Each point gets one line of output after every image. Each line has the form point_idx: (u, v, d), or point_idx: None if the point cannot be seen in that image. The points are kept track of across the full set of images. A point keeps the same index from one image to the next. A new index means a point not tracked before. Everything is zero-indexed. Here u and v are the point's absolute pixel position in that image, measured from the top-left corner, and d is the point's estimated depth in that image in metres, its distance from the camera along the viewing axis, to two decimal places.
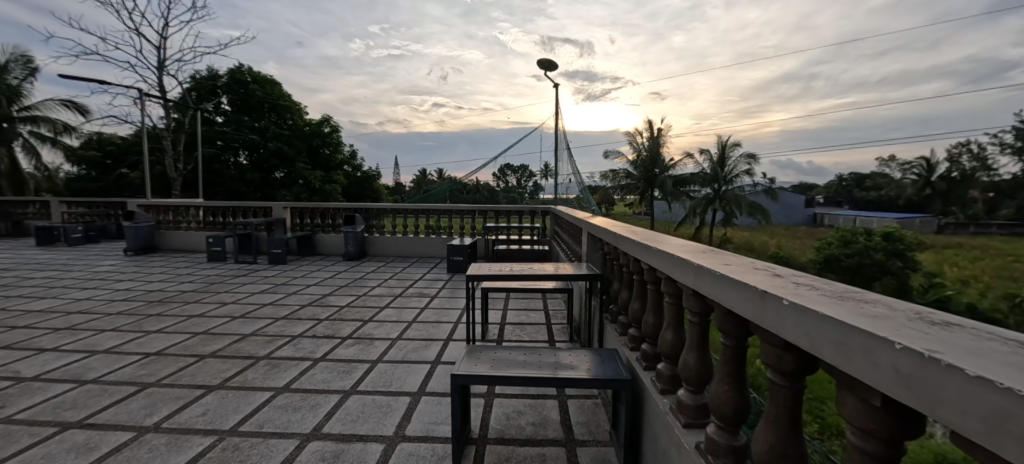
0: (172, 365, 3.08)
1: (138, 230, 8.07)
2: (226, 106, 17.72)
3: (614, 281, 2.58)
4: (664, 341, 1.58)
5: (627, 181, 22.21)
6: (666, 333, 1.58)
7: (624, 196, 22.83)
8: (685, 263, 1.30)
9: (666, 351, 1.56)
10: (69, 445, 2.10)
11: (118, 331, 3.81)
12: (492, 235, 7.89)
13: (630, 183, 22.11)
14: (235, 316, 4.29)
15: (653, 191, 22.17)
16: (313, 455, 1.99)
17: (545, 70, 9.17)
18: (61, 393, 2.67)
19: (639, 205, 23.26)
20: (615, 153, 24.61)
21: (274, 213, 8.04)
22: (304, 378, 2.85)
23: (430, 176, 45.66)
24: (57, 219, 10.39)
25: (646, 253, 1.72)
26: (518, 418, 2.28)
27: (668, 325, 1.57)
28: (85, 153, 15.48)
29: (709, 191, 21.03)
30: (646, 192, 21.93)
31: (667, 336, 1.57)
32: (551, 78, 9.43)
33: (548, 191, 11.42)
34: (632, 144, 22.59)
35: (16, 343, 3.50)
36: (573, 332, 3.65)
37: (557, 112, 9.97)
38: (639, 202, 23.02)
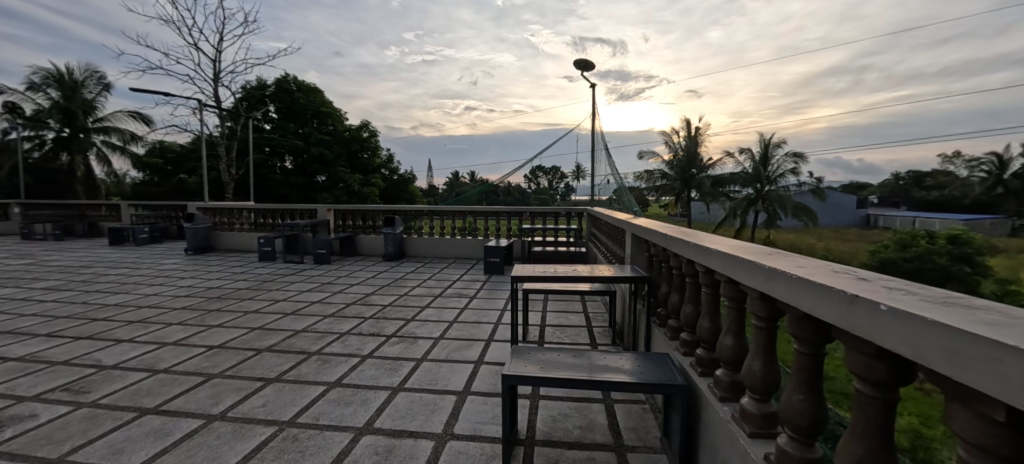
0: (233, 358, 3.27)
1: (196, 231, 8.63)
2: (273, 113, 18.69)
3: (662, 283, 2.53)
4: (723, 346, 1.54)
5: (663, 182, 22.38)
6: (725, 338, 1.54)
7: (659, 197, 23.08)
8: (753, 266, 1.24)
9: (725, 357, 1.53)
10: (145, 430, 2.26)
11: (183, 325, 4.09)
12: (529, 236, 7.90)
13: (666, 183, 22.26)
14: (287, 312, 4.52)
15: (690, 192, 22.14)
16: (367, 448, 2.05)
17: (581, 71, 9.12)
18: (136, 381, 2.88)
19: (675, 206, 23.31)
20: (649, 154, 24.35)
21: (318, 214, 8.44)
22: (353, 374, 2.95)
23: (462, 179, 46.73)
24: (125, 220, 11.27)
25: (700, 255, 1.68)
26: (564, 421, 2.25)
27: (727, 330, 1.53)
28: (149, 160, 16.81)
29: (751, 191, 20.20)
30: (683, 193, 21.97)
31: (727, 341, 1.53)
32: (587, 78, 9.32)
33: (584, 192, 11.40)
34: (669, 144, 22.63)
35: (97, 334, 3.83)
36: (616, 336, 3.58)
37: (594, 112, 9.86)
38: (675, 204, 23.06)
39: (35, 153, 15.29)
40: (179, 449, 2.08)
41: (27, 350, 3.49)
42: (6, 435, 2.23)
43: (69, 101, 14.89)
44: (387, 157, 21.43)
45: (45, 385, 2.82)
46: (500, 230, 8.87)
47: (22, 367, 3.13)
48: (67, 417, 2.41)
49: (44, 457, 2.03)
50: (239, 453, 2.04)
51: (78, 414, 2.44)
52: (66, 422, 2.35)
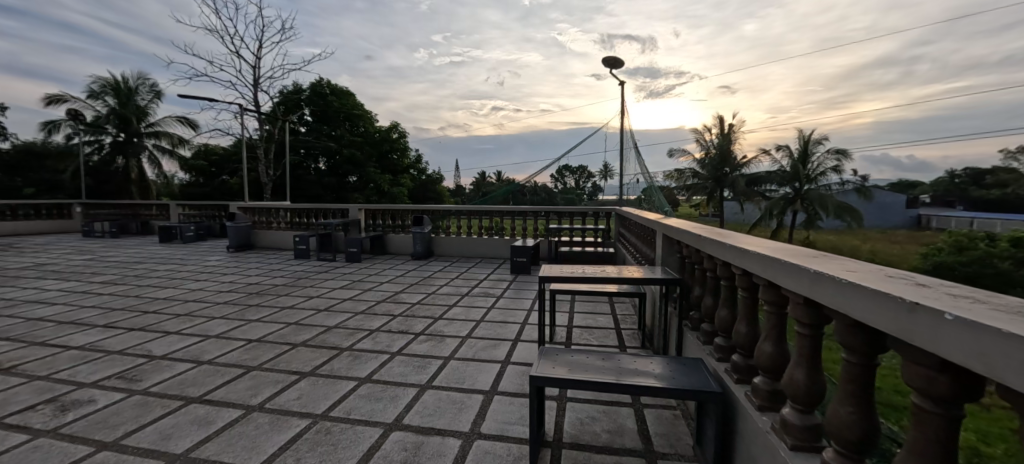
0: (271, 351, 3.43)
1: (237, 229, 9.10)
2: (308, 117, 19.44)
3: (695, 286, 2.46)
4: (762, 353, 1.48)
5: (694, 181, 22.35)
6: (763, 345, 1.48)
7: (690, 197, 23.06)
8: (797, 270, 1.18)
9: (764, 364, 1.46)
10: (190, 418, 2.41)
11: (225, 319, 4.33)
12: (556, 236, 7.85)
13: (698, 183, 22.20)
14: (320, 308, 4.70)
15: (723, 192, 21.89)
16: (396, 444, 2.10)
17: (610, 68, 8.97)
18: (183, 371, 3.06)
19: (707, 207, 23.09)
20: (679, 152, 23.71)
21: (350, 214, 8.71)
22: (383, 370, 3.03)
23: (488, 179, 47.13)
24: (174, 219, 12.03)
25: (737, 257, 1.62)
26: (593, 424, 2.22)
27: (766, 336, 1.46)
28: (196, 163, 17.85)
29: (788, 190, 19.29)
30: (715, 193, 21.80)
31: (765, 347, 1.47)
32: (616, 75, 9.15)
33: (612, 192, 11.24)
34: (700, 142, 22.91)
35: (148, 326, 4.11)
36: (645, 339, 3.51)
37: (623, 110, 9.68)
38: (706, 204, 22.80)
39: (95, 157, 16.56)
40: (221, 438, 2.19)
41: (88, 339, 3.78)
42: (68, 418, 2.43)
43: (124, 108, 15.95)
44: (415, 157, 21.94)
45: (102, 373, 3.05)
46: (527, 230, 8.86)
47: (82, 355, 3.40)
48: (121, 403, 2.60)
49: (101, 440, 2.19)
50: (276, 443, 2.13)
51: (131, 401, 2.62)
52: (120, 408, 2.53)
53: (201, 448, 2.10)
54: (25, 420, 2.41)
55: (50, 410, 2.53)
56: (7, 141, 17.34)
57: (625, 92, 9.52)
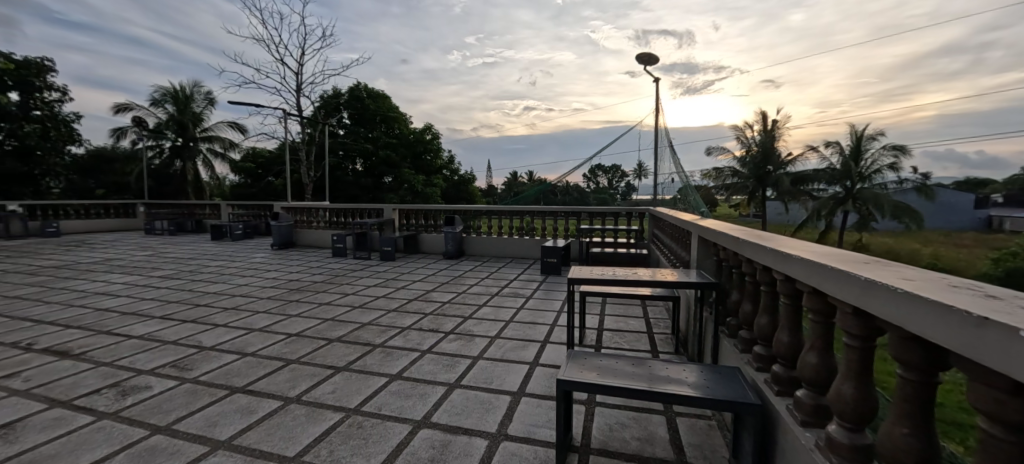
0: (309, 346, 3.61)
1: (280, 228, 9.64)
2: (347, 119, 20.28)
3: (733, 291, 2.37)
4: (805, 364, 1.41)
5: (734, 180, 21.89)
6: (808, 355, 1.41)
7: (729, 197, 22.45)
8: (847, 276, 1.10)
9: (808, 376, 1.40)
10: (234, 407, 2.58)
11: (268, 313, 4.62)
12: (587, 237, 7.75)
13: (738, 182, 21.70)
14: (355, 305, 4.91)
15: (765, 191, 21.14)
16: (424, 441, 2.15)
17: (645, 65, 8.74)
18: (229, 362, 3.29)
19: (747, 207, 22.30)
20: (717, 150, 22.80)
21: (385, 213, 9.00)
22: (413, 368, 3.12)
23: (520, 179, 47.32)
24: (225, 218, 12.88)
25: (780, 261, 1.55)
26: (622, 431, 2.19)
27: (810, 347, 1.39)
28: (244, 165, 19.09)
29: (839, 190, 18.02)
30: (757, 192, 21.18)
31: (809, 358, 1.40)
32: (650, 72, 8.90)
33: (646, 192, 10.98)
34: (741, 140, 22.25)
35: (199, 318, 4.46)
36: (679, 344, 3.41)
37: (658, 108, 9.41)
38: (747, 204, 21.98)
39: (156, 160, 18.07)
40: (261, 427, 2.33)
41: (147, 329, 4.15)
42: (127, 402, 2.67)
43: (182, 115, 17.30)
44: (448, 158, 22.40)
45: (157, 361, 3.33)
46: (558, 231, 8.82)
47: (141, 344, 3.72)
48: (174, 390, 2.83)
49: (155, 424, 2.40)
50: (311, 435, 2.24)
51: (182, 388, 2.85)
52: (173, 395, 2.76)
53: (243, 436, 2.25)
54: (92, 402, 2.68)
55: (112, 394, 2.79)
56: (83, 147, 19.19)
57: (660, 89, 9.23)
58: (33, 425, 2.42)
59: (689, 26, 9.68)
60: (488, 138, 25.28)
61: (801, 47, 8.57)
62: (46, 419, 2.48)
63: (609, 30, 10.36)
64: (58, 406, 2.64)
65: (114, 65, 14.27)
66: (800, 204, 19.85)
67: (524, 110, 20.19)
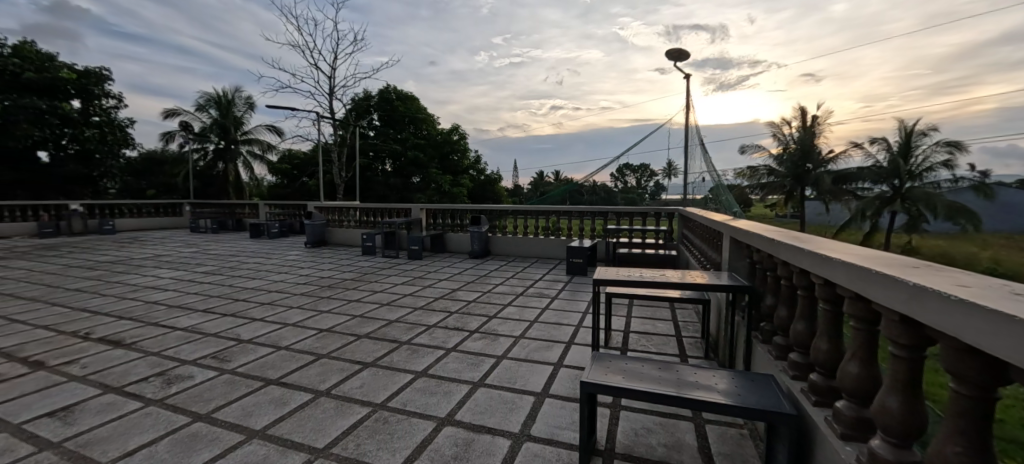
0: (339, 341, 3.74)
1: (313, 227, 10.04)
2: (377, 121, 20.86)
3: (767, 295, 2.28)
4: (846, 374, 1.35)
5: (770, 179, 21.14)
6: (848, 364, 1.35)
7: (765, 197, 21.67)
8: (892, 281, 1.03)
9: (848, 386, 1.34)
10: (268, 398, 2.71)
11: (301, 309, 4.83)
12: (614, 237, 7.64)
13: (775, 181, 20.96)
14: (382, 302, 5.05)
15: (804, 191, 20.41)
16: (448, 439, 2.19)
17: (675, 61, 8.51)
18: (264, 354, 3.45)
19: (784, 207, 21.45)
20: (752, 148, 21.91)
21: (413, 213, 9.21)
22: (438, 365, 3.17)
23: (546, 179, 47.23)
24: (262, 217, 13.50)
25: (819, 264, 1.48)
26: (647, 436, 2.15)
27: (851, 356, 1.33)
28: (281, 166, 19.98)
29: (885, 189, 16.98)
30: (795, 191, 20.43)
31: (850, 368, 1.34)
32: (681, 68, 8.67)
33: (676, 191, 10.70)
34: (778, 137, 21.66)
35: (238, 312, 4.72)
36: (709, 349, 3.31)
37: (689, 105, 9.15)
38: (784, 203, 21.17)
39: (201, 162, 19.19)
40: (293, 418, 2.44)
41: (191, 322, 4.42)
42: (172, 390, 2.85)
43: (225, 119, 18.31)
44: (475, 158, 22.67)
45: (199, 352, 3.54)
46: (585, 231, 8.72)
47: (186, 335, 3.97)
48: (214, 380, 3.00)
49: (197, 411, 2.55)
50: (339, 428, 2.32)
51: (222, 378, 3.02)
52: (214, 384, 2.93)
53: (276, 426, 2.36)
54: (141, 389, 2.88)
55: (159, 382, 2.98)
56: (136, 150, 20.61)
57: (690, 86, 8.99)
58: (90, 409, 2.63)
59: (723, 20, 9.35)
60: (513, 138, 25.32)
61: (845, 40, 8.14)
62: (101, 403, 2.69)
63: (638, 27, 10.16)
64: (111, 392, 2.85)
65: (161, 73, 15.13)
66: (842, 204, 19.05)
67: (551, 110, 20.12)
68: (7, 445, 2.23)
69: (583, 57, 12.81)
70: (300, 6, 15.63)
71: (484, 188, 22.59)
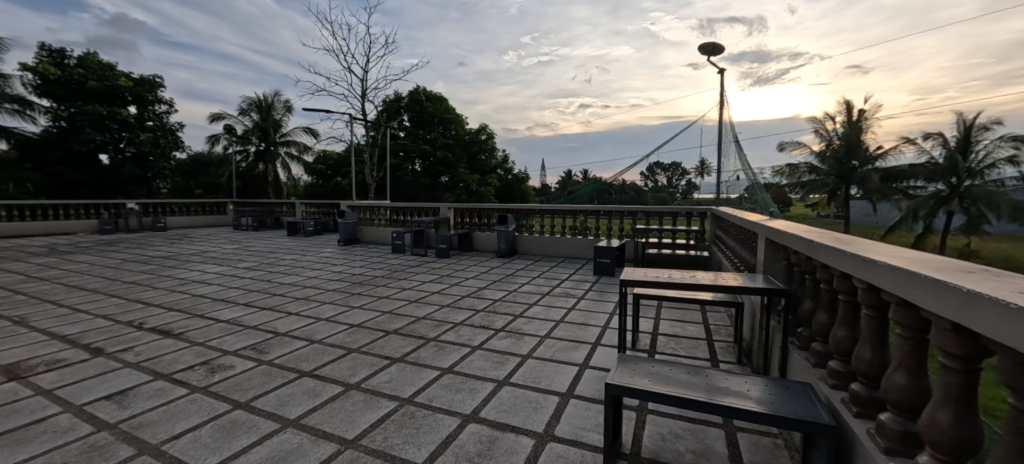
0: (369, 336, 3.87)
1: (346, 225, 10.41)
2: (406, 122, 21.34)
3: (806, 300, 2.17)
4: (892, 385, 1.27)
5: (812, 178, 19.87)
6: (893, 374, 1.28)
7: (806, 196, 20.52)
8: (938, 286, 0.97)
9: (893, 398, 1.26)
10: (303, 389, 2.84)
11: (334, 304, 5.03)
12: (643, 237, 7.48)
13: (818, 180, 19.71)
14: (411, 299, 5.18)
15: (850, 189, 19.19)
16: (472, 436, 2.22)
17: (709, 55, 8.24)
18: (299, 347, 3.62)
19: (826, 207, 20.34)
20: (791, 145, 20.87)
21: (441, 212, 9.37)
22: (464, 363, 3.22)
23: (574, 178, 46.84)
24: (299, 215, 14.12)
25: (862, 268, 1.40)
26: (675, 442, 2.10)
27: (896, 366, 1.26)
28: (316, 167, 20.81)
29: (941, 187, 15.63)
30: (839, 190, 19.17)
31: (896, 378, 1.26)
32: (715, 63, 8.38)
33: (709, 190, 10.37)
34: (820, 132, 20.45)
35: (276, 306, 4.97)
36: (742, 354, 3.19)
37: (723, 101, 8.85)
38: (827, 203, 20.03)
39: (243, 164, 20.28)
40: (325, 409, 2.55)
41: (233, 314, 4.70)
42: (215, 379, 3.04)
43: (265, 122, 19.24)
44: (502, 158, 22.82)
45: (240, 343, 3.75)
46: (613, 230, 8.59)
47: (228, 327, 4.22)
48: (253, 370, 3.18)
49: (237, 400, 2.71)
50: (367, 420, 2.40)
51: (260, 369, 3.19)
52: (253, 374, 3.10)
53: (309, 416, 2.46)
54: (187, 377, 3.09)
55: (204, 370, 3.19)
56: (186, 153, 22.04)
57: (725, 81, 8.68)
58: (142, 393, 2.84)
59: (760, 12, 8.94)
60: (539, 137, 25.27)
61: (895, 31, 7.58)
62: (152, 388, 2.90)
63: (670, 21, 9.89)
64: (161, 378, 3.07)
65: (208, 79, 16.07)
66: (891, 204, 17.82)
67: (579, 108, 19.92)
68: (71, 424, 2.45)
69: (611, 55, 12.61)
70: (334, 11, 16.21)
71: (512, 187, 22.70)
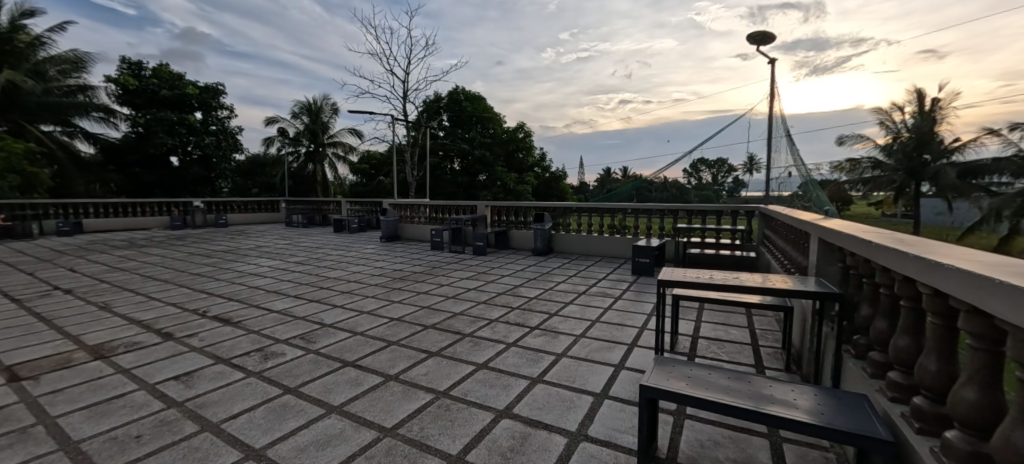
0: (407, 330, 4.04)
1: (387, 222, 10.85)
2: (446, 122, 21.86)
3: (863, 306, 2.04)
4: (959, 401, 1.19)
5: (876, 174, 18.41)
6: (964, 389, 1.19)
7: (869, 193, 18.94)
8: (1011, 294, 0.90)
9: (962, 415, 1.18)
10: (346, 377, 3.04)
11: (376, 298, 5.30)
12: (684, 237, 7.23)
13: (883, 175, 18.15)
14: (448, 295, 5.34)
15: (920, 186, 17.47)
16: (506, 431, 2.28)
17: (759, 45, 7.81)
18: (343, 338, 3.86)
19: (893, 205, 18.68)
20: (852, 138, 19.29)
21: (479, 210, 9.57)
22: (498, 359, 3.29)
23: (613, 175, 45.86)
24: (345, 213, 14.88)
25: (927, 272, 1.31)
26: (714, 449, 2.05)
27: (966, 379, 1.17)
28: (360, 167, 21.80)
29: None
30: (907, 186, 17.47)
31: (965, 394, 1.18)
32: (765, 53, 7.94)
33: (758, 188, 9.81)
34: (886, 124, 18.79)
35: (323, 299, 5.31)
36: (791, 361, 3.03)
37: (774, 92, 8.36)
38: (893, 201, 18.36)
39: (295, 164, 21.64)
40: (365, 398, 2.71)
41: (284, 305, 5.08)
42: (268, 365, 3.31)
43: (314, 124, 20.40)
44: (540, 156, 22.84)
45: (289, 333, 4.05)
46: (653, 230, 8.36)
47: (280, 317, 4.56)
48: (302, 358, 3.43)
49: (287, 385, 2.94)
50: (405, 411, 2.53)
51: (308, 357, 3.43)
52: (302, 362, 3.34)
53: (351, 404, 2.63)
54: (243, 362, 3.38)
55: (258, 356, 3.48)
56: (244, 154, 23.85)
57: (776, 72, 8.19)
58: (205, 375, 3.16)
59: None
60: (577, 134, 24.98)
61: (980, 12, 6.80)
62: (213, 371, 3.22)
63: (718, 10, 9.46)
64: (221, 362, 3.39)
65: (264, 84, 17.28)
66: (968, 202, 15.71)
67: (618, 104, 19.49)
68: (145, 400, 2.77)
69: (653, 48, 12.20)
70: (378, 16, 16.88)
71: (549, 185, 22.70)
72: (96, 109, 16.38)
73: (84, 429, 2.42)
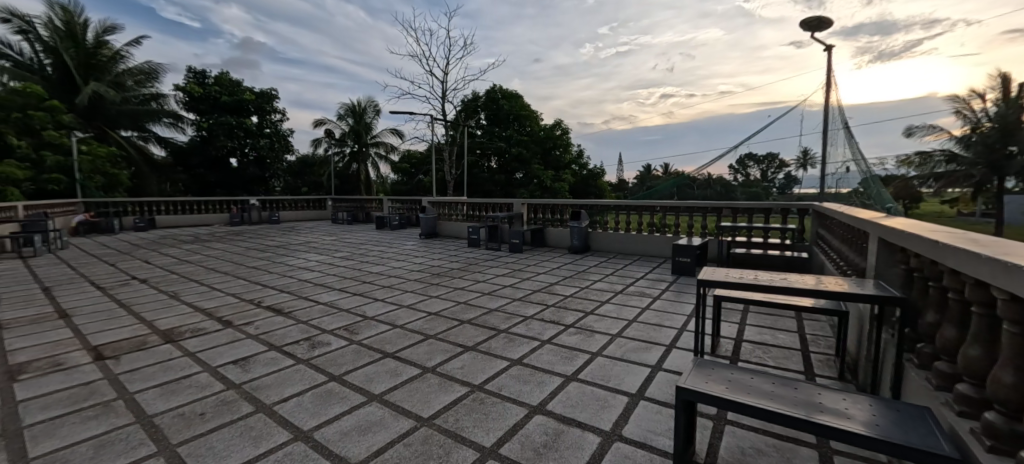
0: (444, 324, 4.21)
1: (426, 220, 11.21)
2: (483, 121, 22.17)
3: (928, 312, 1.90)
4: None
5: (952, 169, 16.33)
6: None
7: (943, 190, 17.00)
8: None
9: None
10: (386, 368, 3.23)
11: (415, 293, 5.54)
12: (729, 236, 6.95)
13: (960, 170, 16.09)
14: (484, 292, 5.48)
15: None
16: (539, 426, 2.35)
17: (813, 31, 7.34)
18: (384, 330, 4.09)
19: None
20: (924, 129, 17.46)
21: (515, 208, 9.68)
22: (532, 355, 3.36)
23: (654, 171, 44.44)
24: (387, 210, 15.55)
25: (1002, 275, 1.22)
26: (757, 457, 2.00)
27: None
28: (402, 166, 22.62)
29: None
30: None
31: None
32: (821, 39, 7.44)
33: (813, 185, 9.19)
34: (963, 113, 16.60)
35: (366, 293, 5.62)
36: (845, 369, 2.86)
37: (830, 82, 7.81)
38: None
39: (340, 164, 22.81)
40: (403, 388, 2.87)
41: (330, 298, 5.44)
42: (315, 353, 3.58)
43: (358, 125, 21.39)
44: (577, 153, 22.68)
45: (335, 324, 4.35)
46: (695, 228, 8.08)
47: (327, 309, 4.90)
48: (346, 348, 3.67)
49: (332, 373, 3.17)
50: (441, 402, 2.66)
51: (352, 347, 3.68)
52: (346, 352, 3.59)
53: (391, 393, 2.81)
54: (294, 349, 3.68)
55: (307, 345, 3.77)
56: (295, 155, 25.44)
57: (834, 59, 7.63)
58: (260, 360, 3.47)
59: None
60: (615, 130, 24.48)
61: None
62: (267, 357, 3.53)
63: None
64: (274, 349, 3.71)
65: (314, 88, 18.38)
66: None
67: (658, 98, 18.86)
68: (208, 381, 3.10)
69: (697, 39, 11.70)
70: (418, 19, 17.40)
71: (587, 182, 22.50)
72: (166, 115, 18.23)
73: (158, 405, 2.76)
